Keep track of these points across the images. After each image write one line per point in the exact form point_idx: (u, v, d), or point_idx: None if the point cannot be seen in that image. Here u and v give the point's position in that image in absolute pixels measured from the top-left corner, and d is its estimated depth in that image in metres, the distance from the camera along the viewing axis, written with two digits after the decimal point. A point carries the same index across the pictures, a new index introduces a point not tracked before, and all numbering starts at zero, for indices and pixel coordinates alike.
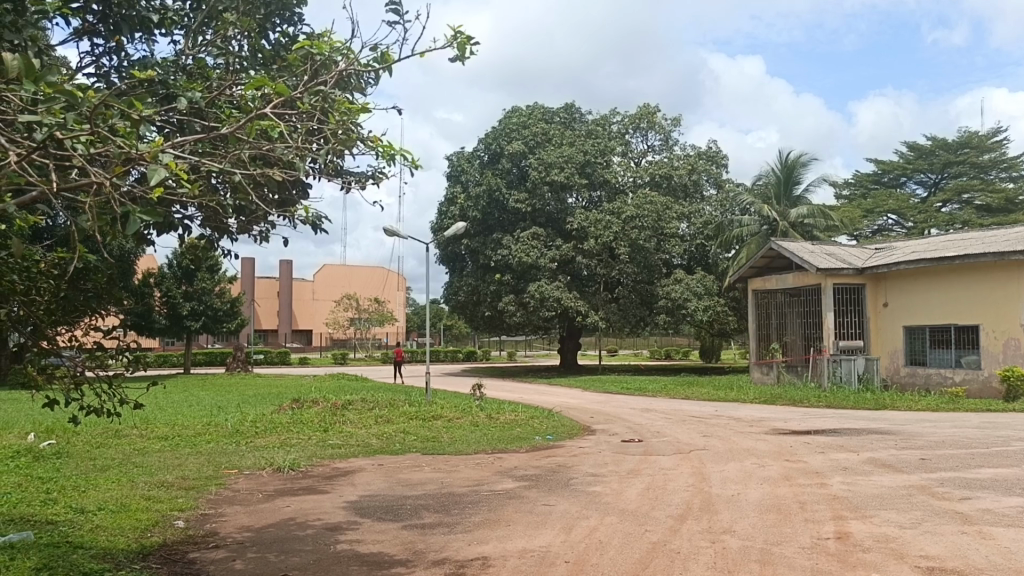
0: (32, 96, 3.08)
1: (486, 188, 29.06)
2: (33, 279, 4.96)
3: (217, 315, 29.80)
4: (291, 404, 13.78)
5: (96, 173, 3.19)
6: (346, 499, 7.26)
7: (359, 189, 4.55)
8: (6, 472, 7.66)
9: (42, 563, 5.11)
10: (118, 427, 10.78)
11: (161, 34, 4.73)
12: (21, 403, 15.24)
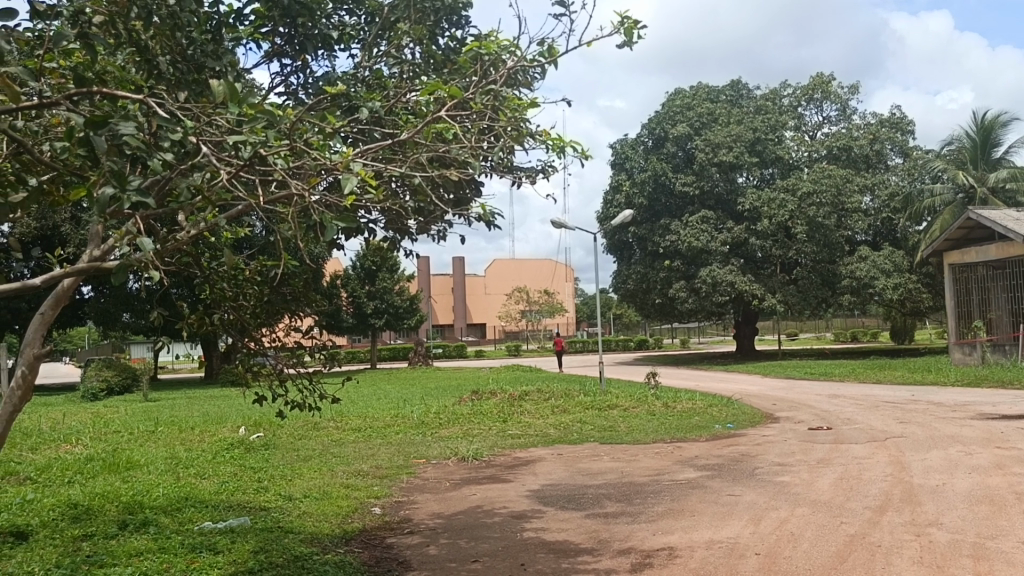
0: (238, 118, 3.36)
1: (651, 173, 28.68)
2: (240, 286, 5.43)
3: (398, 313, 31.36)
4: (471, 395, 14.26)
5: (295, 185, 3.43)
6: (529, 488, 7.42)
7: (530, 184, 4.60)
8: (223, 462, 8.43)
9: (259, 546, 5.58)
10: (317, 420, 11.59)
11: (340, 50, 5.00)
12: (233, 399, 16.69)
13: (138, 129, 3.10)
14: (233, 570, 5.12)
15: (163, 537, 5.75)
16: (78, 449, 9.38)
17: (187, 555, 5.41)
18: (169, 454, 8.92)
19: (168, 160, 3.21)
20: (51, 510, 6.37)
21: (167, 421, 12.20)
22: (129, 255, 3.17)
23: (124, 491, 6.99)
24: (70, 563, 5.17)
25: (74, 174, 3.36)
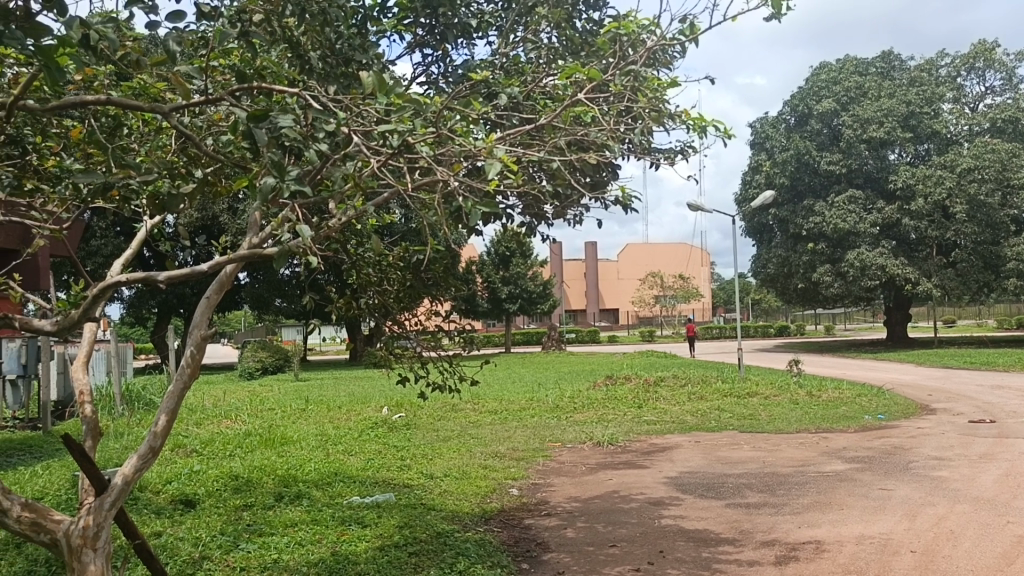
0: (386, 108, 3.45)
1: (794, 152, 27.60)
2: (384, 271, 5.60)
3: (532, 298, 31.68)
4: (605, 380, 14.23)
5: (440, 172, 3.50)
6: (666, 475, 7.33)
7: (669, 166, 4.50)
8: (369, 440, 8.79)
9: (403, 522, 5.79)
10: (456, 402, 11.88)
11: (479, 38, 5.06)
12: (377, 380, 17.39)
13: (295, 121, 3.24)
14: (380, 543, 5.34)
15: (316, 509, 6.07)
16: (238, 424, 10.04)
17: (337, 527, 5.69)
18: (319, 431, 9.39)
19: (323, 150, 3.33)
20: (215, 480, 6.85)
21: (317, 400, 12.88)
22: (289, 242, 3.32)
23: (279, 465, 7.42)
24: (233, 531, 5.55)
25: (237, 165, 3.56)
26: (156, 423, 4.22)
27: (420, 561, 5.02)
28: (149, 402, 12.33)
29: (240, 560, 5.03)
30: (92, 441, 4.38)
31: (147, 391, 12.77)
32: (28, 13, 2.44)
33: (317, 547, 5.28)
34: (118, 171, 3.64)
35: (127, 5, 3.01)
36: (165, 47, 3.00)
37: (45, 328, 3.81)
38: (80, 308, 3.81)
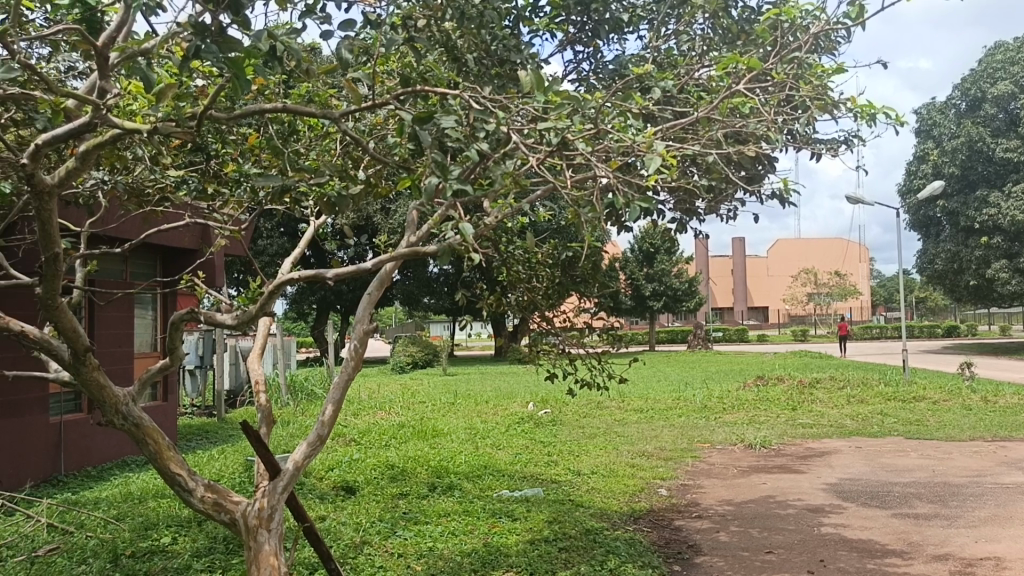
0: (545, 106, 3.47)
1: (965, 139, 25.74)
2: (534, 269, 5.61)
3: (677, 295, 31.17)
4: (756, 381, 13.79)
5: (599, 169, 3.45)
6: (825, 481, 7.01)
7: (832, 158, 4.30)
8: (516, 435, 8.91)
9: (553, 517, 5.83)
10: (601, 399, 11.86)
11: (630, 32, 5.01)
12: (525, 376, 17.62)
13: (457, 122, 3.32)
14: (530, 537, 5.41)
15: (467, 501, 6.22)
16: (392, 416, 10.44)
17: (488, 519, 5.81)
18: (468, 424, 9.61)
19: (483, 149, 3.39)
20: (373, 468, 7.15)
21: (465, 394, 13.20)
22: (451, 240, 3.41)
23: (432, 456, 7.66)
24: (391, 518, 5.78)
25: (401, 166, 3.68)
26: (323, 413, 4.46)
27: (571, 557, 5.04)
28: (310, 392, 13.04)
29: (398, 546, 5.22)
30: (266, 429, 4.67)
31: (308, 382, 13.53)
32: (221, 27, 2.63)
33: (470, 538, 5.41)
34: (292, 175, 3.86)
35: (303, 16, 3.19)
36: (337, 54, 3.15)
37: (227, 322, 4.11)
38: (257, 304, 4.09)
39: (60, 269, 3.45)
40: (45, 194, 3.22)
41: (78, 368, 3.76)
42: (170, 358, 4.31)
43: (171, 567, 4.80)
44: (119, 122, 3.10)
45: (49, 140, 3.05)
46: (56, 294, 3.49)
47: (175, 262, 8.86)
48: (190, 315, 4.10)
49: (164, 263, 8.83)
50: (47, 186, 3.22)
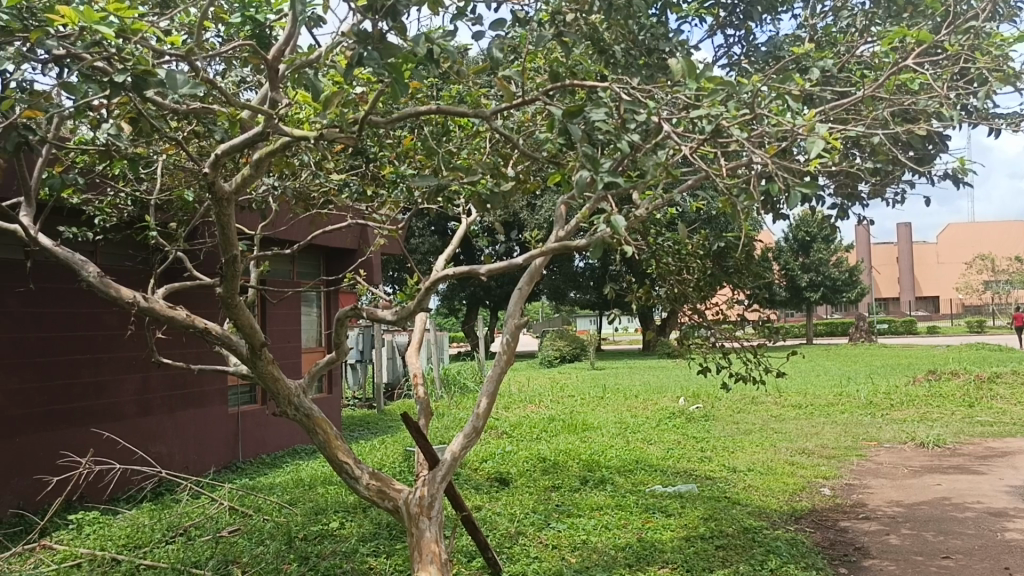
0: (697, 93, 3.39)
1: None
2: (685, 260, 5.40)
3: (837, 285, 29.70)
4: (927, 375, 12.92)
5: (756, 155, 3.33)
6: (1009, 483, 6.48)
7: (1015, 133, 3.95)
8: (668, 430, 8.79)
9: (708, 514, 5.71)
10: (756, 394, 11.48)
11: (784, 11, 4.80)
12: (676, 370, 17.33)
13: (608, 115, 3.30)
14: (685, 533, 5.32)
15: (620, 495, 6.19)
16: (542, 409, 10.55)
17: (642, 514, 5.76)
18: (619, 419, 9.57)
19: (635, 141, 3.34)
20: (525, 461, 7.26)
21: (615, 389, 13.15)
22: (601, 233, 3.40)
23: (583, 450, 7.68)
24: (544, 510, 5.84)
25: (551, 161, 3.71)
26: (478, 405, 4.57)
27: (729, 555, 4.91)
28: (463, 385, 13.40)
29: (552, 538, 5.27)
30: (425, 420, 4.84)
31: (461, 375, 13.90)
32: (381, 34, 2.75)
33: (624, 532, 5.39)
34: (447, 174, 3.97)
35: (455, 18, 3.27)
36: (489, 53, 3.21)
37: (387, 318, 4.29)
38: (415, 300, 4.27)
39: (239, 270, 3.73)
40: (224, 200, 3.51)
41: (255, 362, 4.05)
42: (336, 352, 4.55)
43: (339, 550, 5.07)
44: (289, 130, 3.32)
45: (228, 150, 3.32)
46: (235, 293, 3.78)
47: (336, 262, 9.33)
48: (354, 311, 4.32)
49: (326, 263, 9.33)
50: (226, 193, 3.50)
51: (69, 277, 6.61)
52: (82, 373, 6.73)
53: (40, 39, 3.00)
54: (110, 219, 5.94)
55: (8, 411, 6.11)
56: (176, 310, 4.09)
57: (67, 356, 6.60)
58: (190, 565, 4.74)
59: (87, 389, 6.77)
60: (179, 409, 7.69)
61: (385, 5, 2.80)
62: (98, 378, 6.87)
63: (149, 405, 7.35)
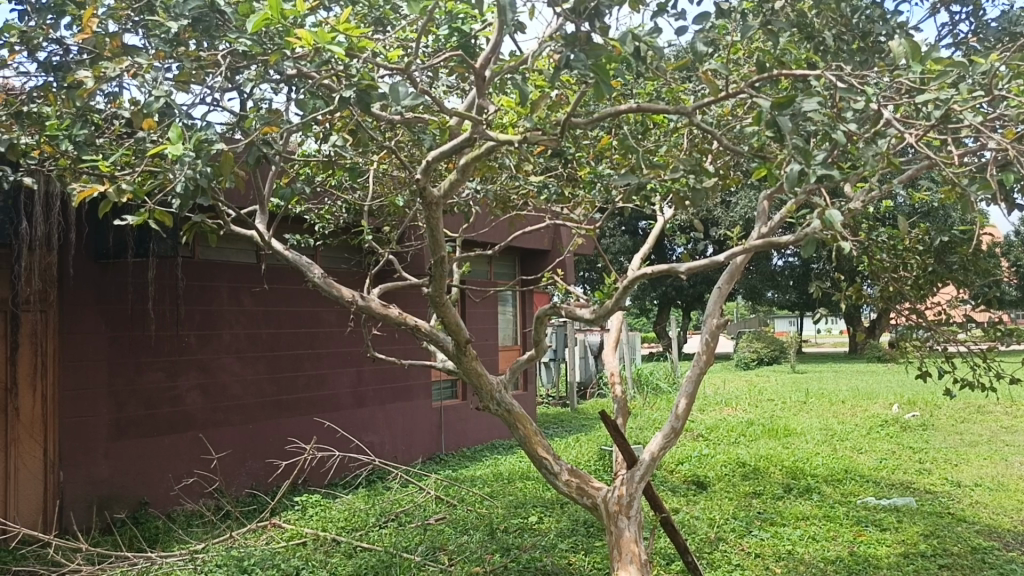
0: (923, 77, 3.14)
1: None
2: (902, 256, 5.05)
3: None
4: None
5: (992, 141, 3.04)
6: None
7: None
8: (880, 439, 8.23)
9: (929, 530, 5.29)
10: (983, 403, 10.47)
11: None
12: (889, 374, 16.14)
13: (821, 104, 3.12)
14: (903, 550, 4.96)
15: (827, 506, 5.89)
16: (740, 413, 10.21)
17: (853, 527, 5.44)
18: (824, 425, 9.08)
19: (850, 129, 3.15)
20: (724, 465, 7.07)
21: (818, 393, 12.48)
22: (812, 229, 3.24)
23: (786, 457, 7.37)
24: (746, 516, 5.66)
25: (757, 156, 3.58)
26: (678, 406, 4.49)
27: None
28: (655, 386, 13.27)
29: (755, 546, 5.10)
30: (622, 419, 4.83)
31: (655, 375, 13.75)
32: (588, 36, 2.77)
33: (833, 545, 5.11)
34: (647, 172, 3.94)
35: (658, 15, 3.23)
36: (693, 47, 3.14)
37: (586, 317, 4.34)
38: (613, 299, 4.29)
39: (446, 271, 3.91)
40: (433, 205, 3.68)
41: (460, 358, 4.22)
42: (536, 350, 4.65)
43: (539, 544, 5.19)
44: (494, 135, 3.43)
45: (438, 157, 3.49)
46: (442, 293, 3.97)
47: (531, 262, 9.52)
48: (553, 310, 4.39)
49: (522, 263, 9.55)
50: (435, 198, 3.68)
51: (293, 279, 7.21)
52: (305, 366, 7.32)
53: (277, 61, 3.29)
54: (327, 225, 6.41)
55: (244, 399, 6.76)
56: (389, 307, 4.35)
57: (292, 350, 7.21)
58: (401, 549, 5.04)
59: (309, 381, 7.35)
60: (388, 402, 8.18)
61: (590, 7, 2.82)
62: (318, 371, 7.44)
63: (362, 398, 7.87)
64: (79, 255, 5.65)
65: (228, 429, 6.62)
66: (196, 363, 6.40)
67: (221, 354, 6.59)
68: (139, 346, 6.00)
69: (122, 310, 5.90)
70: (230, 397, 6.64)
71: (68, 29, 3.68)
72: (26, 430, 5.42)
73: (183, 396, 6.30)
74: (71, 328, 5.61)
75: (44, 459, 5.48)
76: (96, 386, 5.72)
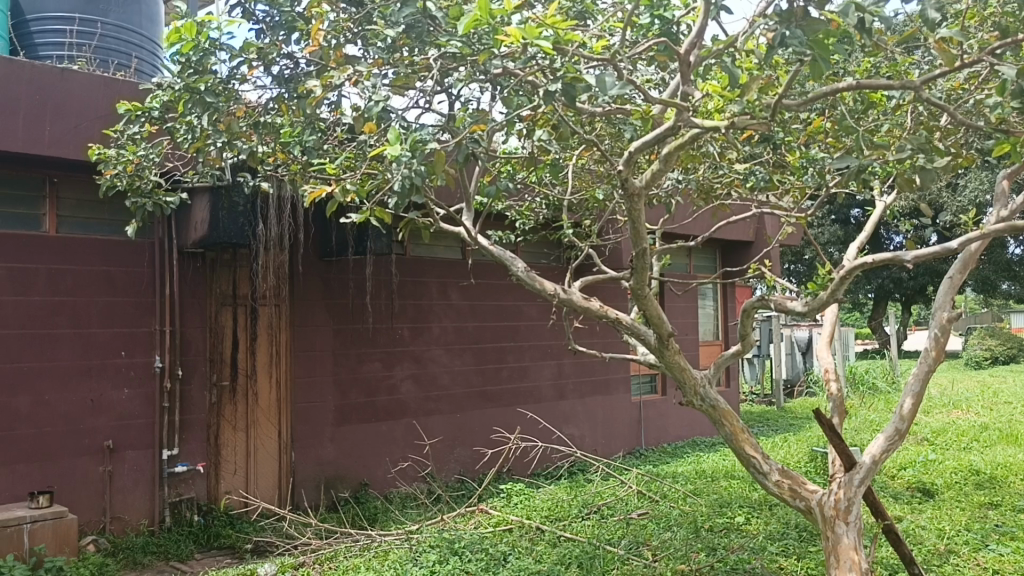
0: None
1: None
2: None
3: None
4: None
5: None
6: None
7: None
8: None
9: None
10: None
11: None
12: None
13: None
14: None
15: None
16: (971, 416, 9.31)
17: None
18: None
19: None
20: (954, 472, 6.48)
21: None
22: None
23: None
24: (981, 529, 5.15)
25: (998, 130, 3.23)
26: (902, 405, 4.12)
27: None
28: (871, 385, 12.39)
29: (993, 561, 4.62)
30: (839, 419, 4.55)
31: (870, 373, 12.86)
32: (805, 10, 2.62)
33: None
34: (868, 154, 3.68)
35: None
36: (923, 14, 2.87)
37: (797, 309, 4.15)
38: (828, 291, 4.03)
39: (648, 263, 3.85)
40: (635, 195, 3.63)
41: (663, 352, 4.14)
42: (742, 344, 4.48)
43: (747, 545, 5.01)
44: (700, 122, 3.33)
45: (641, 148, 3.43)
46: (644, 285, 3.92)
47: (734, 255, 9.21)
48: (762, 302, 4.22)
49: (724, 256, 9.27)
50: (637, 188, 3.62)
51: (496, 273, 7.44)
52: (508, 359, 7.52)
53: (486, 60, 3.41)
54: (528, 221, 6.55)
55: (453, 389, 7.06)
56: (591, 300, 4.36)
57: (496, 343, 7.43)
58: (605, 542, 5.06)
59: (512, 373, 7.55)
60: (588, 395, 8.23)
61: None
62: (521, 364, 7.63)
63: (562, 390, 7.97)
64: (308, 254, 6.17)
65: (439, 418, 6.94)
66: (410, 354, 6.76)
67: (431, 346, 6.92)
68: (359, 337, 6.44)
69: (345, 304, 6.37)
70: (440, 387, 6.96)
71: (298, 44, 4.00)
72: (263, 414, 5.97)
73: (397, 385, 6.67)
74: (301, 320, 6.12)
75: (279, 440, 6.02)
76: (323, 374, 6.21)
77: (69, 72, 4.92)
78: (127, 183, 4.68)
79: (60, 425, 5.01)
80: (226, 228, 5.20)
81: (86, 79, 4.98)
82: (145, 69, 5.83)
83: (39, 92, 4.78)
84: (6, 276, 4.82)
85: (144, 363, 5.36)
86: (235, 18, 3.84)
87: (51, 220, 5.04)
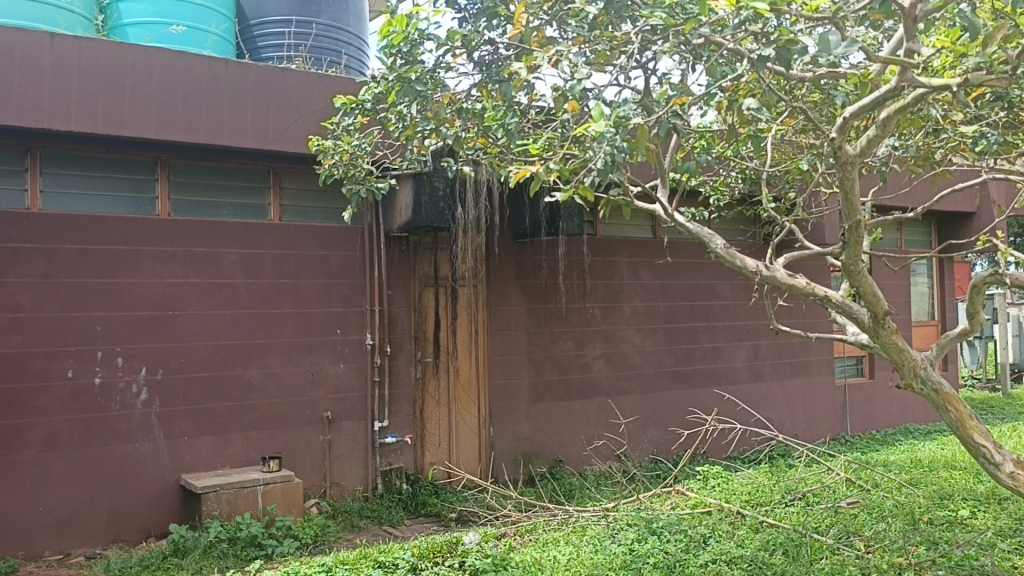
0: None
1: None
2: None
3: None
4: None
5: None
6: None
7: None
8: None
9: None
10: None
11: None
12: None
13: None
14: None
15: None
16: None
17: None
18: None
19: None
20: None
21: None
22: None
23: None
24: None
25: None
26: None
27: None
28: None
29: None
30: None
31: None
32: None
33: None
34: None
35: None
36: None
37: None
38: None
39: (862, 237, 3.62)
40: (848, 163, 3.42)
41: (878, 331, 3.88)
42: (969, 324, 4.11)
43: (975, 541, 4.60)
44: (927, 80, 3.08)
45: (857, 112, 3.22)
46: (858, 260, 3.69)
47: (953, 228, 8.49)
48: (994, 276, 3.84)
49: (940, 230, 8.57)
50: (850, 156, 3.41)
51: (689, 252, 7.29)
52: (702, 339, 7.37)
53: (692, 29, 3.33)
54: (723, 197, 6.36)
55: (645, 369, 7.01)
56: (796, 278, 4.15)
57: (689, 323, 7.30)
58: (811, 530, 4.84)
59: (706, 353, 7.39)
60: (787, 377, 7.90)
61: None
62: (715, 344, 7.44)
63: (759, 372, 7.70)
64: (503, 236, 6.33)
65: (631, 398, 6.93)
66: (602, 333, 6.79)
67: (624, 326, 6.91)
68: (552, 317, 6.55)
69: (538, 284, 6.50)
70: (632, 366, 6.94)
71: (499, 31, 4.08)
72: (464, 390, 6.22)
73: (590, 364, 6.73)
74: (498, 301, 6.33)
75: (479, 416, 6.25)
76: (518, 352, 6.39)
77: (289, 71, 5.31)
78: (343, 172, 5.02)
79: (287, 396, 5.47)
80: (429, 212, 5.46)
81: (304, 77, 5.35)
82: (354, 65, 6.19)
83: (264, 92, 5.21)
84: (239, 261, 5.31)
85: (357, 340, 5.75)
86: (441, 9, 3.99)
87: (275, 209, 5.51)
